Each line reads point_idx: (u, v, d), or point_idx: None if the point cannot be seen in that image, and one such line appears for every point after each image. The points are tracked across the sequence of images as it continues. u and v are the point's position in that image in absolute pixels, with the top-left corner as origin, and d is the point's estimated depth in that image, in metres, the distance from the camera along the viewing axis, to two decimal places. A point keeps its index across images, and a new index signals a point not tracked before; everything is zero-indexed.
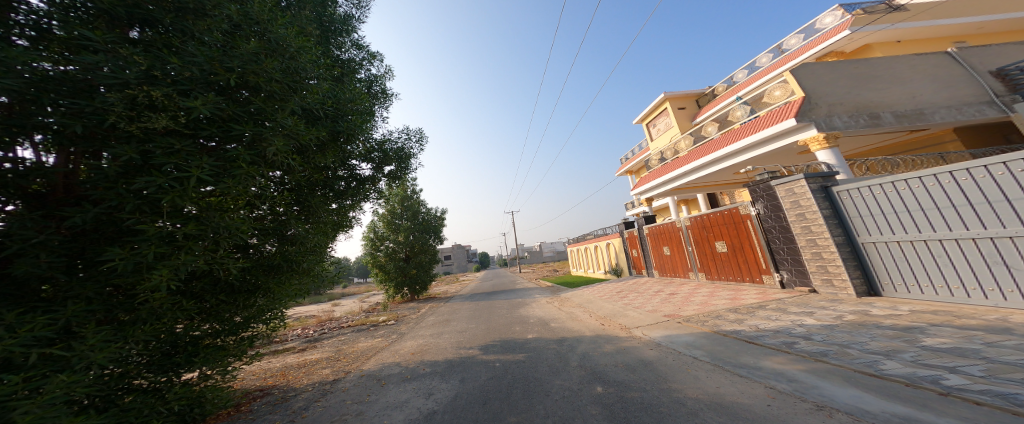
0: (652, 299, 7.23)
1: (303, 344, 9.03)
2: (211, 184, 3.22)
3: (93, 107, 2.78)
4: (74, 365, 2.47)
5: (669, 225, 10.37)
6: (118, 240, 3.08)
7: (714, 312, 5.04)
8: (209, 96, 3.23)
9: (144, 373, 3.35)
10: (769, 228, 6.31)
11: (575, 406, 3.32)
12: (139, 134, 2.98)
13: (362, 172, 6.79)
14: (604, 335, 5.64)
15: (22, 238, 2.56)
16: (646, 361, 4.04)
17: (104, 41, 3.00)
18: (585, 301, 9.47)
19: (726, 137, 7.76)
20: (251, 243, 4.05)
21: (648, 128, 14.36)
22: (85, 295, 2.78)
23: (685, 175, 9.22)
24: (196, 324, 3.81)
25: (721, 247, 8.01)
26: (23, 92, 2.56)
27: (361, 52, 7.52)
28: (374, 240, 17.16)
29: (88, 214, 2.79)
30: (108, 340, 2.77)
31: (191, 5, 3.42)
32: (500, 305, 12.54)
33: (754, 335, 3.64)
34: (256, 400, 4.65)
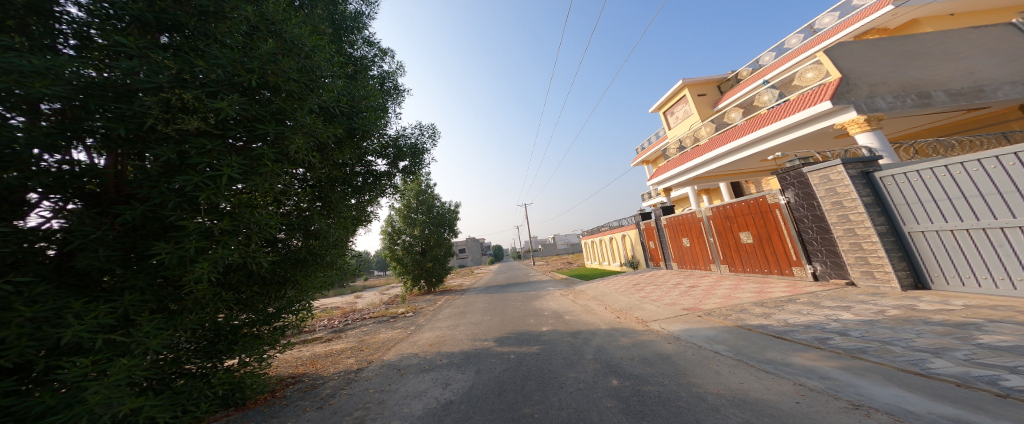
0: (672, 292, 7.08)
1: (329, 335, 9.38)
2: (241, 182, 3.32)
3: (133, 111, 2.89)
4: (133, 350, 2.64)
5: (690, 216, 10.08)
6: (163, 235, 3.25)
7: (738, 306, 4.87)
8: (234, 97, 3.32)
9: (191, 359, 3.66)
10: (801, 218, 6.03)
11: (591, 399, 3.30)
12: (176, 136, 3.11)
13: (378, 168, 6.86)
14: (620, 328, 5.58)
15: (82, 233, 2.76)
16: (664, 356, 3.96)
17: (137, 46, 3.11)
18: (600, 294, 9.40)
19: (753, 123, 7.38)
20: (278, 237, 4.23)
21: (666, 116, 13.89)
22: (138, 286, 2.98)
23: (707, 164, 8.88)
24: (235, 313, 4.00)
25: (745, 238, 7.74)
26: (71, 97, 2.70)
27: (372, 48, 7.53)
28: (392, 234, 17.48)
29: (136, 212, 2.95)
30: (161, 327, 2.95)
31: (212, 8, 3.54)
32: (514, 297, 12.64)
33: (783, 330, 3.50)
34: (288, 386, 4.87)
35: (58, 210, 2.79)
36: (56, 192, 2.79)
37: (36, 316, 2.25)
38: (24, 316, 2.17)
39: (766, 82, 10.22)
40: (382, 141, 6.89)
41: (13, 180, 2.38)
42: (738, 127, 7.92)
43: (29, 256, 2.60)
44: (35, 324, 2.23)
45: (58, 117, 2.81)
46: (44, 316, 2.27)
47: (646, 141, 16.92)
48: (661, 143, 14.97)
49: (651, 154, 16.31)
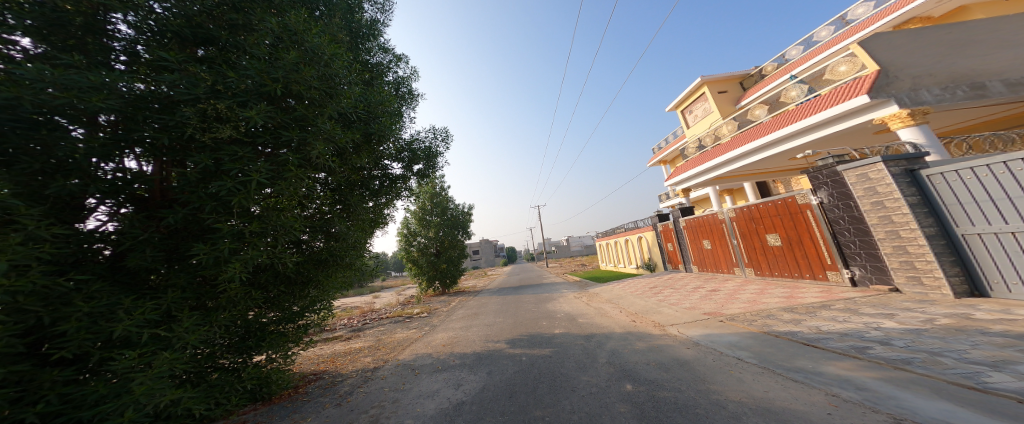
0: (691, 296, 6.86)
1: (348, 333, 9.59)
2: (268, 187, 3.46)
3: (174, 121, 3.12)
4: (173, 344, 2.92)
5: (710, 217, 9.78)
6: (201, 237, 3.49)
7: (764, 311, 4.66)
8: (262, 107, 3.44)
9: (224, 354, 3.84)
10: (836, 219, 5.73)
11: (603, 403, 3.22)
12: (211, 144, 3.29)
13: (394, 171, 6.93)
14: (636, 332, 5.43)
15: (131, 236, 3.08)
16: (681, 361, 3.82)
17: (177, 60, 3.28)
18: (615, 297, 9.21)
19: (781, 120, 7.07)
20: (302, 239, 4.35)
21: (685, 115, 13.55)
22: (180, 284, 3.27)
23: (730, 163, 8.56)
24: (264, 311, 4.13)
25: (773, 240, 7.42)
26: (124, 110, 2.97)
27: (388, 55, 7.66)
28: (407, 236, 17.72)
29: (178, 215, 3.18)
30: (198, 323, 3.23)
31: (241, 22, 3.80)
32: (527, 299, 12.58)
33: (814, 337, 3.31)
34: (310, 383, 4.97)
35: (114, 214, 3.10)
36: (109, 197, 3.08)
37: (93, 311, 2.60)
38: (82, 311, 2.51)
39: (794, 77, 9.80)
40: (397, 145, 6.98)
41: (72, 189, 2.69)
42: (764, 123, 7.60)
43: (87, 256, 2.92)
44: (92, 319, 2.58)
45: (112, 129, 3.06)
46: (99, 312, 2.61)
47: (664, 141, 16.55)
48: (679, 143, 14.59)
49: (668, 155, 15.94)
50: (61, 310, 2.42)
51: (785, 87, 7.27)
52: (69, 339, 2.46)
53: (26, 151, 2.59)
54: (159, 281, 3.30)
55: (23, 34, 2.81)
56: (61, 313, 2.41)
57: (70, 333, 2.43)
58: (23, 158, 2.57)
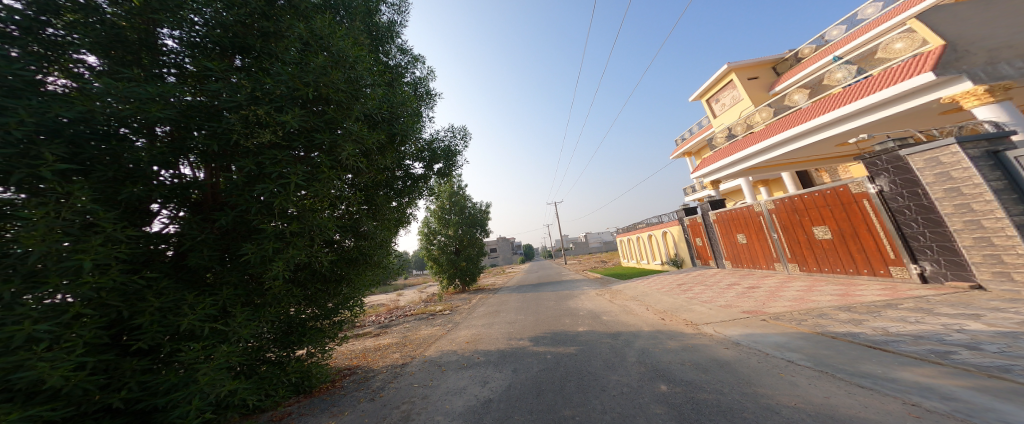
0: (725, 292, 6.57)
1: (376, 329, 9.84)
2: (305, 188, 3.65)
3: (221, 129, 3.38)
4: (230, 338, 3.22)
5: (745, 210, 9.33)
6: (248, 237, 3.72)
7: (815, 310, 4.39)
8: (297, 110, 3.61)
9: (271, 348, 4.07)
10: (898, 210, 5.29)
11: (636, 404, 3.11)
12: (254, 149, 3.55)
13: (415, 171, 6.96)
14: (667, 331, 5.24)
15: (191, 237, 3.38)
16: (721, 362, 3.65)
17: (220, 69, 3.56)
18: (640, 293, 9.01)
19: (825, 104, 6.61)
20: (335, 238, 4.49)
21: (710, 104, 12.94)
22: (232, 282, 3.54)
23: (766, 152, 8.09)
24: (303, 307, 4.35)
25: (822, 233, 6.98)
26: (179, 120, 3.27)
27: (405, 56, 7.71)
28: (428, 234, 18.01)
29: (228, 217, 3.44)
30: (250, 318, 3.49)
31: (271, 29, 4.02)
32: (548, 296, 12.49)
33: (880, 340, 3.07)
34: (345, 377, 5.12)
35: (174, 215, 3.43)
36: (168, 202, 3.39)
37: (163, 306, 2.94)
38: (153, 306, 2.84)
39: (836, 59, 9.07)
40: (418, 145, 7.03)
41: (139, 193, 3.01)
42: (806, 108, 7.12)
43: (155, 255, 3.26)
44: (162, 313, 2.91)
45: (169, 138, 3.36)
46: (167, 306, 2.93)
47: (688, 130, 15.96)
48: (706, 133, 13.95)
49: (694, 145, 15.31)
50: (136, 305, 2.78)
51: (828, 70, 6.82)
52: (144, 330, 2.81)
53: (100, 161, 2.87)
54: (214, 278, 3.59)
55: (89, 52, 3.07)
56: (137, 308, 2.77)
57: (146, 324, 2.79)
58: (98, 166, 2.85)
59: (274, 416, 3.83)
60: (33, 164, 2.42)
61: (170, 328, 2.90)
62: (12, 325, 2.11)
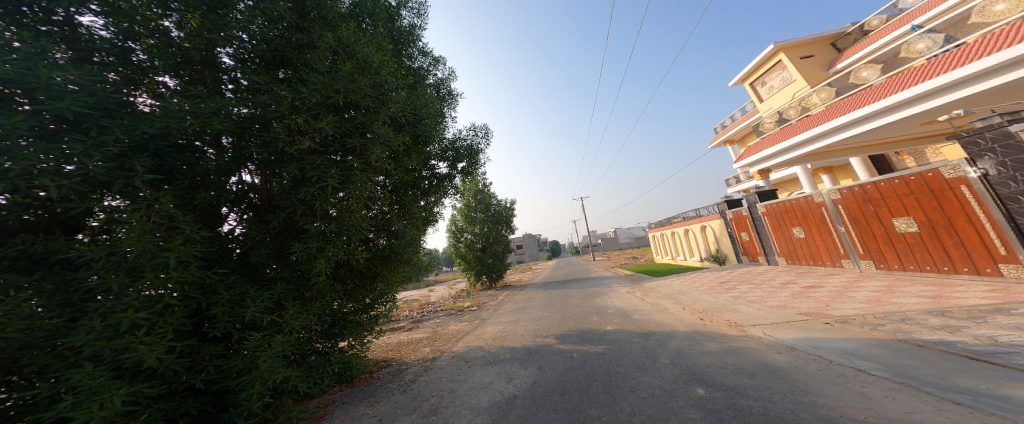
0: (777, 293, 6.04)
1: (409, 324, 10.14)
2: (341, 190, 3.79)
3: (269, 138, 3.58)
4: (284, 328, 3.41)
5: (805, 201, 8.51)
6: (297, 236, 3.91)
7: (895, 314, 3.90)
8: (330, 117, 3.74)
9: (319, 339, 4.30)
10: (1011, 197, 4.57)
11: (669, 408, 2.93)
12: (296, 155, 3.71)
13: (441, 171, 6.94)
14: (705, 332, 4.91)
15: (252, 237, 3.66)
16: (771, 367, 3.35)
17: (265, 82, 3.78)
18: (675, 292, 8.56)
19: (891, 84, 5.83)
20: (368, 237, 4.61)
21: (752, 88, 11.71)
22: (285, 278, 3.73)
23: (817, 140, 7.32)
24: (344, 302, 4.52)
25: (905, 225, 6.20)
26: (239, 131, 3.54)
27: (427, 58, 7.75)
28: (455, 232, 18.29)
29: (280, 218, 3.65)
30: (299, 311, 3.65)
31: (303, 41, 4.18)
32: (575, 293, 12.25)
33: (981, 351, 2.65)
34: (381, 369, 5.28)
35: (240, 217, 3.79)
36: (235, 206, 3.77)
37: (232, 299, 3.25)
38: (224, 298, 3.16)
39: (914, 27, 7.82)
40: (441, 145, 7.05)
41: (210, 199, 3.33)
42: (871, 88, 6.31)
43: (225, 253, 3.57)
44: (231, 305, 3.22)
45: (233, 150, 3.69)
46: (233, 299, 3.22)
47: (729, 118, 14.93)
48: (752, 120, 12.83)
49: (737, 132, 14.23)
50: (211, 297, 3.11)
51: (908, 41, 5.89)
52: (218, 319, 3.13)
53: (178, 170, 3.22)
54: (273, 272, 3.78)
55: (165, 73, 3.43)
56: (211, 299, 3.11)
57: (219, 315, 3.11)
58: (178, 175, 3.20)
59: (320, 403, 4.07)
60: (128, 175, 2.71)
61: (238, 318, 3.18)
62: (120, 312, 2.41)
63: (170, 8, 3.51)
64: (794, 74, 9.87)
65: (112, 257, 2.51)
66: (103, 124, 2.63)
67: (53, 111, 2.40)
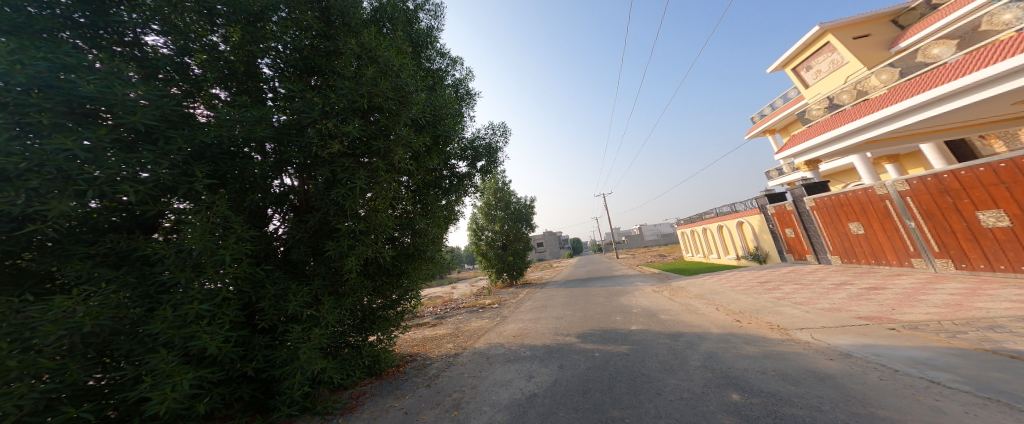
0: (830, 294, 5.56)
1: (433, 320, 10.30)
2: (368, 191, 3.85)
3: (303, 143, 3.72)
4: (321, 322, 3.54)
5: (863, 195, 7.64)
6: (331, 235, 4.01)
7: (984, 321, 3.45)
8: (357, 120, 3.81)
9: (351, 333, 4.43)
10: None
11: (699, 412, 2.77)
12: (327, 158, 3.83)
13: (460, 169, 6.78)
14: (742, 334, 4.61)
15: (293, 236, 3.80)
16: (820, 374, 3.08)
17: (298, 89, 3.88)
18: (707, 291, 8.15)
19: (911, 86, 5.26)
20: (394, 235, 4.68)
21: (794, 73, 10.75)
22: (321, 274, 3.87)
23: (831, 143, 6.80)
24: (374, 298, 4.63)
25: (992, 219, 5.32)
26: (281, 135, 3.72)
27: (445, 59, 7.69)
28: (475, 230, 18.39)
29: (316, 218, 3.80)
30: (334, 306, 3.76)
31: (329, 49, 4.27)
32: (598, 292, 11.98)
33: None
34: (407, 363, 5.36)
35: (284, 218, 3.96)
36: (278, 206, 3.93)
37: (276, 293, 3.44)
38: (270, 293, 3.37)
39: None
40: (459, 144, 7.01)
41: (257, 200, 3.57)
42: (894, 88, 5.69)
43: (271, 252, 3.74)
44: (276, 299, 3.41)
45: (276, 155, 3.86)
46: (278, 293, 3.43)
47: (769, 105, 14.01)
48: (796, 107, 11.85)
49: (777, 121, 13.32)
50: (259, 291, 3.33)
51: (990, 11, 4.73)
52: (266, 312, 3.34)
53: (231, 175, 3.50)
54: (312, 269, 3.92)
55: (216, 85, 3.72)
56: (260, 294, 3.33)
57: (266, 307, 3.31)
58: (230, 179, 3.47)
59: (353, 394, 4.18)
60: (190, 181, 3.06)
61: (283, 311, 3.38)
62: (187, 304, 2.75)
63: (216, 24, 3.76)
64: (845, 57, 8.99)
65: (180, 254, 2.84)
66: (168, 135, 3.03)
67: (129, 124, 2.77)
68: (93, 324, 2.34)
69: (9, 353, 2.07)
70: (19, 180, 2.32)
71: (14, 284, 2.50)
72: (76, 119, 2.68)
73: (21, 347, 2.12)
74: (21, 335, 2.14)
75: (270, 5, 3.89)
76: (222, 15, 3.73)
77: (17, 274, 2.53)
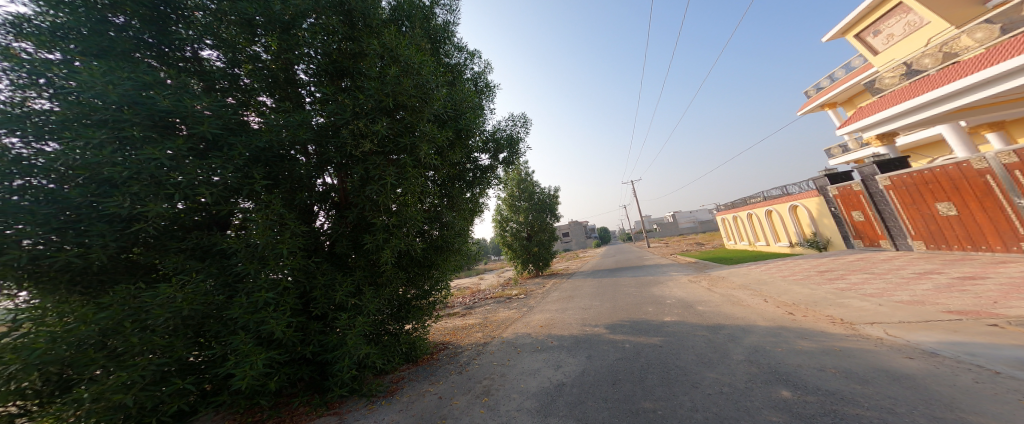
0: (909, 285, 4.92)
1: (462, 310, 10.51)
2: (398, 186, 3.90)
3: (339, 143, 3.82)
4: (364, 310, 3.66)
5: (956, 170, 6.76)
6: (368, 229, 4.11)
7: None
8: (384, 119, 3.85)
9: (390, 322, 4.57)
10: None
11: (742, 407, 2.59)
12: (360, 156, 3.91)
13: (483, 162, 6.62)
14: (795, 328, 4.23)
15: (336, 230, 3.96)
16: (893, 373, 2.75)
17: (330, 91, 3.93)
18: (752, 281, 7.58)
19: (1018, 42, 4.44)
20: (423, 228, 4.72)
21: (857, 41, 9.56)
22: (361, 266, 3.99)
23: (913, 114, 6.00)
24: (408, 288, 4.72)
25: None
26: (322, 134, 3.81)
27: (463, 53, 7.44)
28: (501, 221, 18.41)
29: (355, 212, 3.92)
30: (375, 295, 3.88)
31: (355, 50, 4.23)
32: (627, 282, 11.61)
33: None
34: (440, 351, 5.49)
35: (328, 214, 4.12)
36: (322, 204, 4.09)
37: (324, 283, 3.60)
38: (321, 282, 3.55)
39: None
40: (481, 137, 6.90)
41: (306, 198, 3.76)
42: (990, 50, 4.88)
43: (317, 246, 3.90)
44: (326, 288, 3.58)
45: (317, 155, 3.95)
46: (327, 282, 3.59)
47: (827, 76, 12.59)
48: (863, 75, 10.54)
49: (838, 94, 12.00)
50: (311, 281, 3.52)
51: None
52: (317, 300, 3.54)
53: (282, 176, 3.68)
54: (354, 261, 4.06)
55: (263, 93, 3.89)
56: (312, 283, 3.52)
57: (318, 297, 3.50)
58: (282, 180, 3.66)
59: (393, 379, 4.35)
60: (251, 183, 3.26)
61: (332, 300, 3.56)
62: (256, 292, 2.98)
63: (257, 34, 3.88)
64: (925, 16, 7.82)
65: (247, 247, 3.07)
66: (231, 142, 3.25)
67: (199, 134, 3.04)
68: (190, 309, 2.73)
69: (131, 331, 2.56)
70: (124, 186, 2.71)
71: (131, 273, 3.02)
72: (159, 131, 3.02)
73: (139, 326, 2.59)
74: (138, 316, 2.60)
75: (299, 11, 3.89)
76: (261, 25, 3.83)
77: (131, 265, 3.03)
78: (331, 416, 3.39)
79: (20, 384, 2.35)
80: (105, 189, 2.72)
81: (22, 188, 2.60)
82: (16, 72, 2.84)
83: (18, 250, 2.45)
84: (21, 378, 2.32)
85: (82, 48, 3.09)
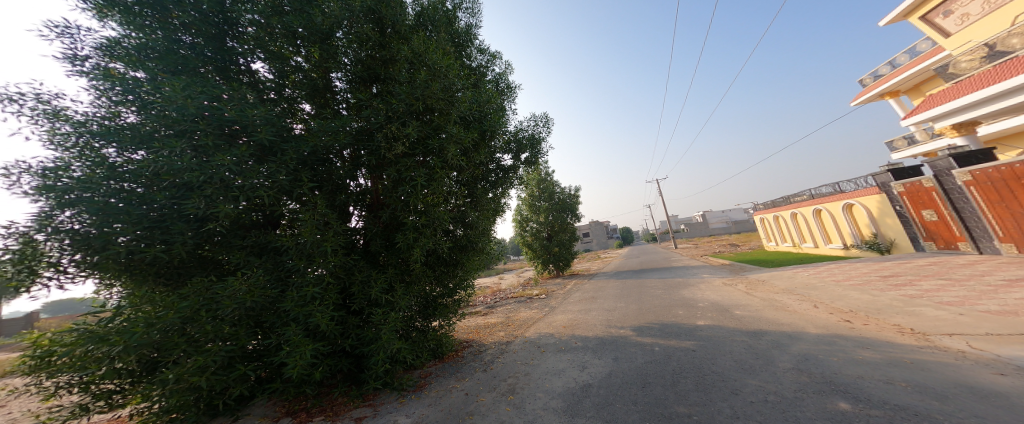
0: (993, 294, 4.39)
1: (482, 309, 10.60)
2: (427, 186, 3.98)
3: (375, 145, 3.94)
4: (396, 306, 3.75)
5: None
6: (398, 228, 4.21)
7: None
8: (414, 123, 3.95)
9: (418, 318, 4.67)
10: None
11: (791, 417, 2.41)
12: (394, 158, 4.01)
13: (505, 163, 6.63)
14: (852, 337, 3.90)
15: (369, 230, 4.07)
16: (979, 390, 2.46)
17: (366, 97, 4.08)
18: (795, 285, 7.09)
19: None
20: (449, 227, 4.78)
21: (923, 24, 8.74)
22: (393, 264, 4.09)
23: (998, 99, 5.40)
24: (434, 286, 4.79)
25: None
26: (359, 138, 3.96)
27: (485, 55, 7.48)
28: (520, 221, 18.37)
29: (388, 212, 4.02)
30: (406, 292, 3.97)
31: (386, 56, 4.33)
32: (653, 283, 11.23)
33: None
34: (465, 348, 5.55)
35: (362, 214, 4.25)
36: (358, 204, 4.22)
37: (360, 280, 3.72)
38: (358, 279, 3.67)
39: None
40: (503, 137, 6.92)
41: (346, 198, 3.91)
42: None
43: (353, 244, 4.03)
44: (362, 285, 3.70)
45: (352, 158, 4.09)
46: (363, 279, 3.70)
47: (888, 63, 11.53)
48: (934, 61, 9.58)
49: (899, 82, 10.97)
50: (350, 278, 3.64)
51: None
52: (355, 296, 3.67)
53: (323, 178, 3.83)
54: (386, 259, 4.17)
55: (303, 101, 4.10)
56: (350, 279, 3.64)
57: (356, 293, 3.64)
58: (323, 182, 3.83)
59: (421, 374, 4.44)
60: (300, 185, 3.42)
61: (368, 296, 3.68)
62: (304, 287, 3.15)
63: (297, 45, 4.09)
64: None
65: (298, 245, 3.24)
66: (283, 148, 3.44)
67: (257, 140, 3.25)
68: (252, 300, 2.92)
69: (206, 319, 2.78)
70: (199, 189, 2.95)
71: (202, 267, 3.26)
72: (226, 139, 3.24)
73: (211, 315, 2.80)
74: (210, 306, 2.82)
75: (336, 22, 4.03)
76: (303, 36, 4.03)
77: (203, 260, 3.27)
78: (366, 407, 3.50)
79: (118, 363, 2.64)
80: (183, 192, 2.96)
81: (112, 193, 2.90)
82: (112, 89, 3.19)
83: (117, 245, 2.80)
84: (123, 359, 2.58)
85: (162, 66, 3.43)
